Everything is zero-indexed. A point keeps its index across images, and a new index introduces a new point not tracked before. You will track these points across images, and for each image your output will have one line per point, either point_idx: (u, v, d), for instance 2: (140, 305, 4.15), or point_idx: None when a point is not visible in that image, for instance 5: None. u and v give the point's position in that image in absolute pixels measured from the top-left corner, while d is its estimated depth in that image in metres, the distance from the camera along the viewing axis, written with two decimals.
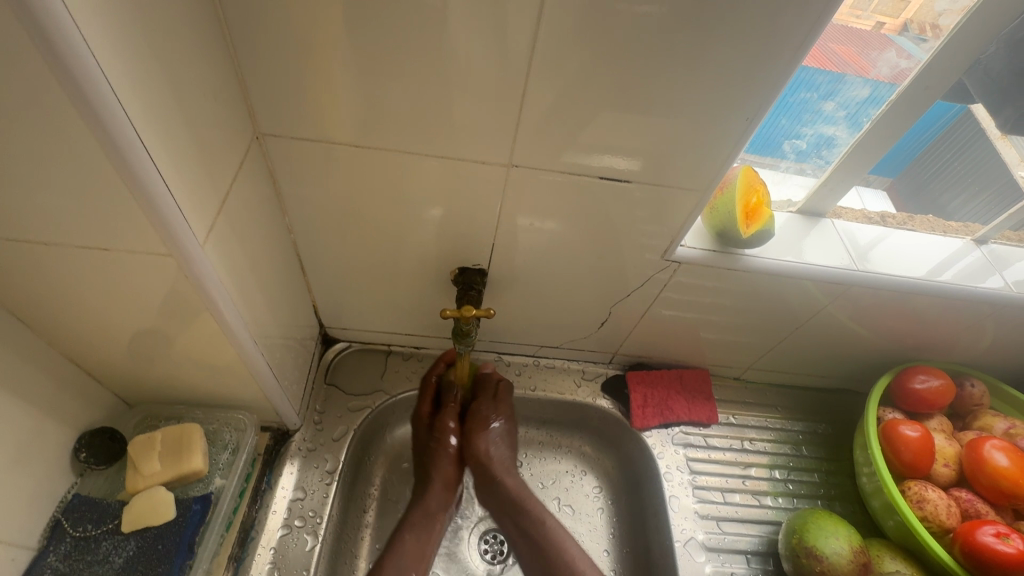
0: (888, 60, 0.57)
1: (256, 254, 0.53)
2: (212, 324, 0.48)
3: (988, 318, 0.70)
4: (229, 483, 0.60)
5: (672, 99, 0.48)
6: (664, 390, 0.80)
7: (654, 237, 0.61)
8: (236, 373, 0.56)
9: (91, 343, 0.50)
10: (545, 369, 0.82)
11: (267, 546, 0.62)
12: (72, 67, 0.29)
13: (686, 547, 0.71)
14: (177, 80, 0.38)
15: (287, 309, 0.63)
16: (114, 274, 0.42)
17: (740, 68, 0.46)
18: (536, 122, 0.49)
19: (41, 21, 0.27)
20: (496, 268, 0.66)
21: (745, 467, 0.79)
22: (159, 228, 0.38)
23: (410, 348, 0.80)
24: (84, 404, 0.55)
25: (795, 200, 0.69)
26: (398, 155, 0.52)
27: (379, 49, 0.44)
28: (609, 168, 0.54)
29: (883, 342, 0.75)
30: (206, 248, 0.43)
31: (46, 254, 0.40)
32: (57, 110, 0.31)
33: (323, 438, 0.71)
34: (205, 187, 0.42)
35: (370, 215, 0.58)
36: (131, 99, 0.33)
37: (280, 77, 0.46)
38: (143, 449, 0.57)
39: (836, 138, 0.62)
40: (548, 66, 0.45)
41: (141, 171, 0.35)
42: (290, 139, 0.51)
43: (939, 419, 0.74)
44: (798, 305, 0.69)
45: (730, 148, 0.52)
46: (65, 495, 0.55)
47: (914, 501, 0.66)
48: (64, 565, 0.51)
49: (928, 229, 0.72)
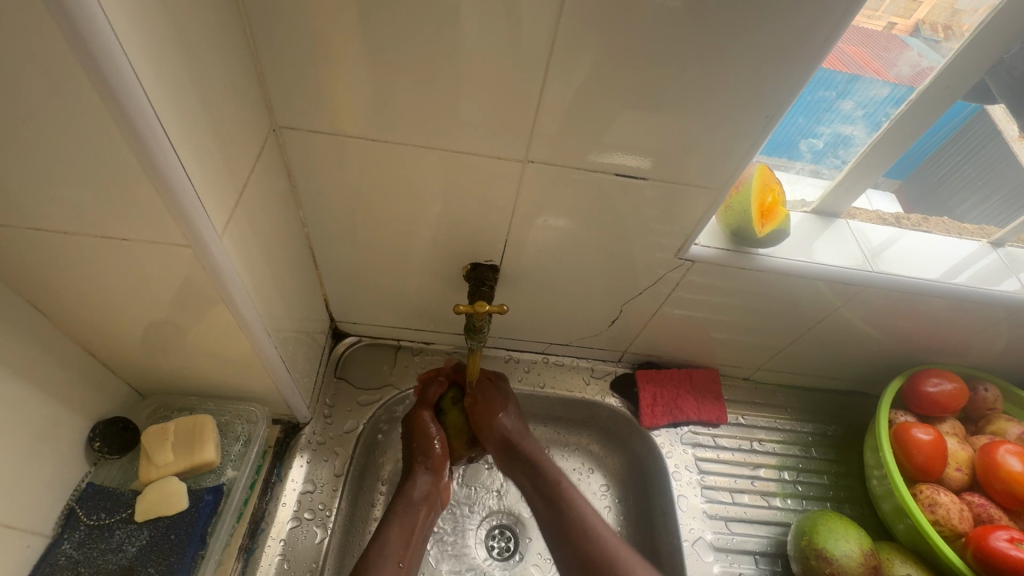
0: (909, 60, 0.56)
1: (271, 247, 0.53)
2: (227, 316, 0.48)
3: (1003, 322, 0.70)
4: (241, 474, 0.61)
5: (692, 96, 0.48)
6: (673, 389, 0.80)
7: (667, 237, 0.61)
8: (249, 366, 0.56)
9: (106, 333, 0.51)
10: (554, 366, 0.82)
11: (277, 538, 0.63)
12: (99, 55, 0.29)
13: (694, 547, 0.71)
14: (199, 72, 0.38)
15: (299, 303, 0.63)
16: (131, 264, 0.43)
17: (762, 66, 0.45)
18: (553, 119, 0.49)
19: (67, 6, 0.27)
20: (507, 265, 0.65)
21: (754, 468, 0.78)
22: (178, 219, 0.39)
23: (419, 344, 0.80)
24: (99, 394, 0.56)
25: (809, 200, 0.69)
26: (414, 150, 0.52)
27: (396, 42, 0.44)
28: (624, 165, 0.54)
29: (895, 343, 0.75)
30: (224, 240, 0.43)
31: (67, 244, 0.40)
32: (81, 100, 0.31)
33: (333, 431, 0.71)
34: (224, 180, 0.42)
35: (383, 210, 0.59)
36: (155, 89, 0.33)
37: (297, 70, 0.46)
38: (156, 440, 0.57)
39: (853, 138, 0.62)
40: (568, 63, 0.45)
41: (162, 161, 0.35)
42: (305, 132, 0.51)
43: (952, 423, 0.73)
44: (810, 306, 0.69)
45: (748, 145, 0.52)
46: (79, 483, 0.55)
47: (926, 505, 0.66)
48: (79, 552, 0.51)
49: (944, 232, 0.71)
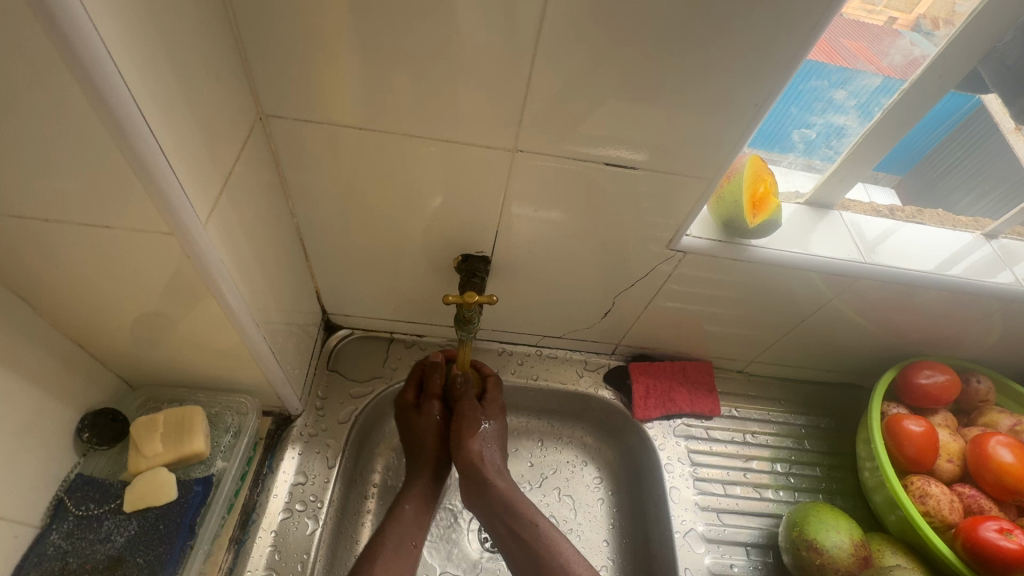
0: (901, 49, 0.56)
1: (259, 237, 0.53)
2: (215, 307, 0.48)
3: (997, 314, 0.69)
4: (231, 466, 0.61)
5: (683, 85, 0.47)
6: (667, 381, 0.80)
7: (659, 228, 0.61)
8: (238, 357, 0.56)
9: (93, 324, 0.50)
10: (547, 359, 0.82)
11: (268, 529, 0.62)
12: (74, 42, 0.29)
13: (686, 538, 0.71)
14: (180, 59, 0.37)
15: (289, 294, 0.63)
16: (115, 253, 0.42)
17: (752, 56, 0.45)
18: (542, 108, 0.49)
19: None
20: (499, 256, 0.65)
21: (747, 461, 0.78)
22: (161, 207, 0.38)
23: (412, 336, 0.80)
24: (88, 386, 0.56)
25: (803, 191, 0.69)
26: (403, 140, 0.52)
27: (383, 31, 0.44)
28: (615, 156, 0.53)
29: (888, 336, 0.75)
30: (208, 229, 0.43)
31: (49, 233, 0.40)
32: (58, 86, 0.30)
33: (325, 423, 0.71)
34: (207, 167, 0.42)
35: (372, 200, 0.58)
36: (134, 76, 0.33)
37: (283, 59, 0.46)
38: (145, 431, 0.57)
39: (846, 128, 0.61)
40: (557, 53, 0.45)
41: (142, 147, 0.34)
42: (292, 121, 0.50)
43: (943, 415, 0.74)
44: (804, 298, 0.69)
45: (739, 135, 0.51)
46: (68, 475, 0.55)
47: (916, 496, 0.66)
48: (67, 543, 0.51)
49: (938, 223, 0.71)
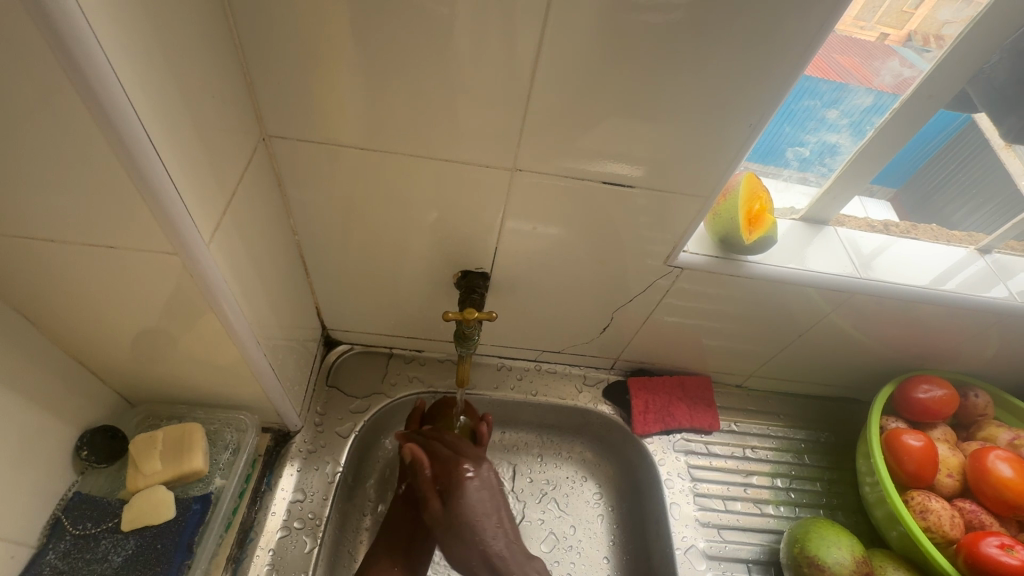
0: (891, 69, 0.57)
1: (260, 254, 0.53)
2: (216, 324, 0.48)
3: (992, 328, 0.70)
4: (229, 483, 0.60)
5: (678, 105, 0.48)
6: (666, 397, 0.80)
7: (657, 244, 0.61)
8: (239, 374, 0.56)
9: (94, 342, 0.51)
10: (547, 374, 0.82)
11: (266, 548, 0.62)
12: (85, 69, 0.29)
13: (687, 555, 0.71)
14: (187, 82, 0.38)
15: (289, 311, 0.63)
16: (118, 272, 0.43)
17: (745, 78, 0.46)
18: (540, 128, 0.50)
19: (45, 5, 0.27)
20: (498, 272, 0.66)
21: (747, 476, 0.78)
22: (166, 227, 0.39)
23: (412, 351, 0.80)
24: (87, 403, 0.56)
25: (798, 208, 0.70)
26: (403, 159, 0.53)
27: (384, 55, 0.45)
28: (612, 173, 0.54)
29: (887, 350, 0.75)
30: (211, 248, 0.43)
31: (53, 253, 0.40)
32: (69, 111, 0.31)
33: (323, 440, 0.71)
34: (210, 186, 0.42)
35: (373, 218, 0.59)
36: (141, 100, 0.33)
37: (287, 81, 0.47)
38: (144, 449, 0.57)
39: (838, 146, 0.62)
40: (554, 74, 0.46)
41: (148, 169, 0.35)
42: (295, 141, 0.51)
43: (942, 429, 0.74)
44: (801, 313, 0.69)
45: (733, 154, 0.52)
46: (66, 493, 0.55)
47: (917, 512, 0.66)
48: (64, 562, 0.51)
49: (932, 238, 0.72)
